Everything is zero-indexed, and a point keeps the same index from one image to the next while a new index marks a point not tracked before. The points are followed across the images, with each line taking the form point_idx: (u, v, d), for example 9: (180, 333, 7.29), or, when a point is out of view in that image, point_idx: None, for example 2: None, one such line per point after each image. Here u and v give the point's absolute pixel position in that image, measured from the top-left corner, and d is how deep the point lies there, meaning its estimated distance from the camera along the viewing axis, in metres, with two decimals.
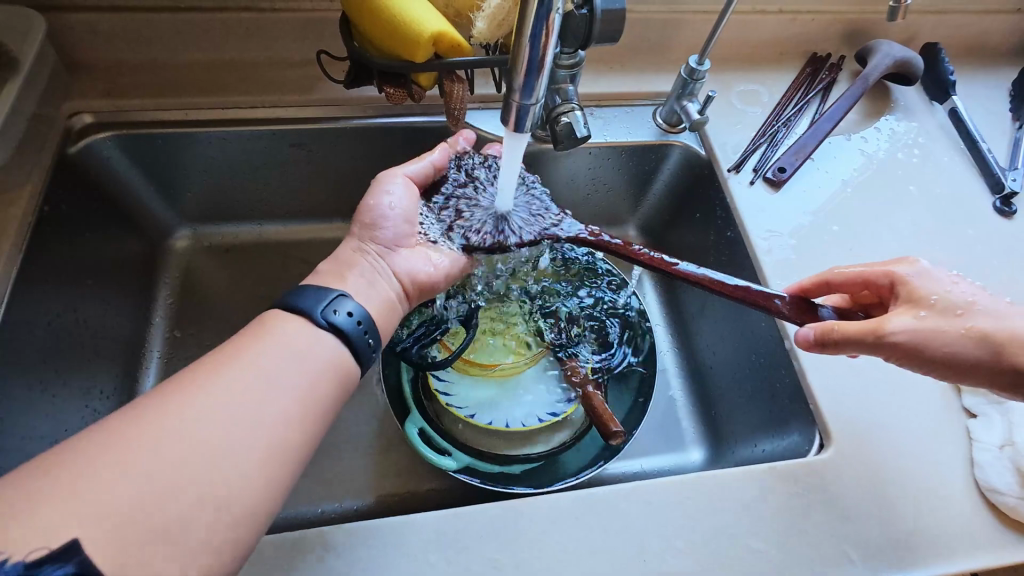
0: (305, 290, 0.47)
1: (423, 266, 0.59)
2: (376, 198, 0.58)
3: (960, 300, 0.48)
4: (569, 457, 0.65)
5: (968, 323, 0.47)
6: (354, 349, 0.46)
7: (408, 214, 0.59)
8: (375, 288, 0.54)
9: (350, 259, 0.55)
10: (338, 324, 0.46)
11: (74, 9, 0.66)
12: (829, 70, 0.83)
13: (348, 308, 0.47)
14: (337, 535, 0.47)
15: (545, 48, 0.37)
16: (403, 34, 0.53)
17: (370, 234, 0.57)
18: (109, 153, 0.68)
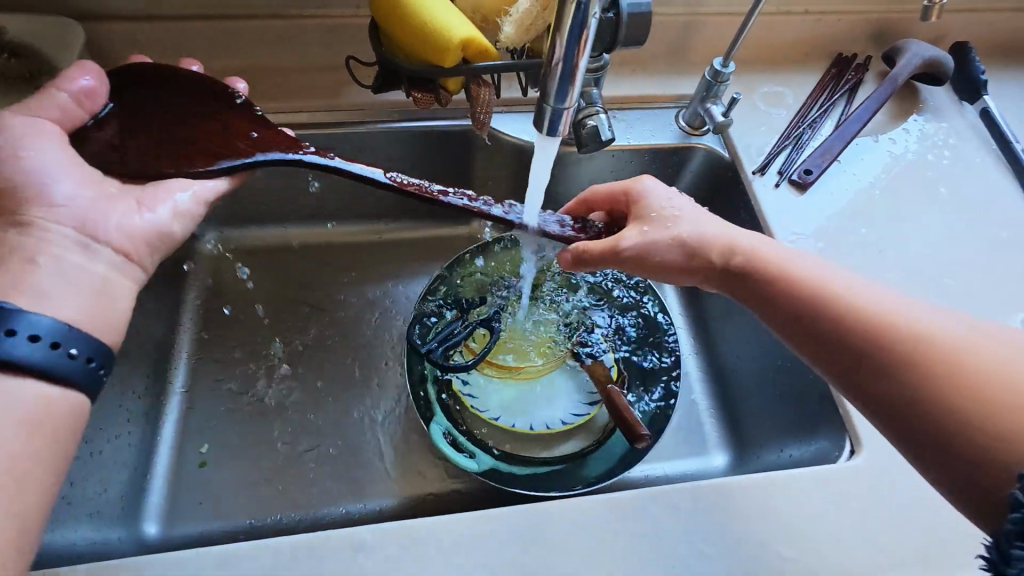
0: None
1: (142, 219, 0.52)
2: (27, 161, 0.49)
3: (669, 214, 0.55)
4: (591, 461, 0.63)
5: (679, 230, 0.54)
6: (51, 372, 0.43)
7: (68, 166, 0.50)
8: (58, 265, 0.47)
9: (16, 249, 0.47)
10: (8, 350, 0.41)
11: (114, 20, 0.68)
12: (855, 70, 0.82)
13: (7, 325, 0.42)
14: (366, 535, 0.48)
15: (577, 55, 0.37)
16: (432, 40, 0.53)
17: (27, 209, 0.48)
18: None
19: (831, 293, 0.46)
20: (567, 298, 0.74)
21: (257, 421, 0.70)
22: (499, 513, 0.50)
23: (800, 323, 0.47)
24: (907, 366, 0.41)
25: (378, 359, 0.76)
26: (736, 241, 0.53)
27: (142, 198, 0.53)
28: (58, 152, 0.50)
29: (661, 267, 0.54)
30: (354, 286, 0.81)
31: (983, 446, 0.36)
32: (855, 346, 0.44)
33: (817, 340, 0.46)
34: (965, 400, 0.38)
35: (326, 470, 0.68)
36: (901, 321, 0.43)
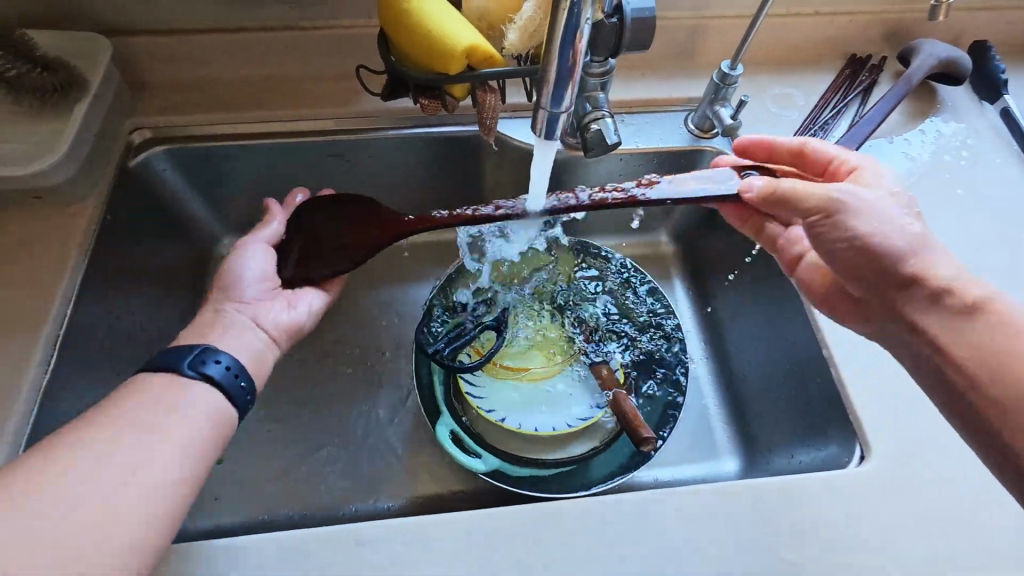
0: (166, 349, 0.50)
1: (289, 314, 0.59)
2: (236, 265, 0.58)
3: (904, 200, 0.51)
4: (597, 463, 0.63)
5: (892, 221, 0.48)
6: (227, 394, 0.48)
7: (265, 272, 0.59)
8: (241, 340, 0.54)
9: (212, 322, 0.55)
10: (207, 373, 0.48)
11: (138, 34, 0.71)
12: (870, 71, 0.80)
13: (214, 356, 0.49)
14: (371, 531, 0.49)
15: (572, 61, 0.38)
16: (437, 48, 0.55)
17: (225, 297, 0.57)
18: (164, 166, 0.72)
19: (994, 333, 0.45)
20: (577, 302, 0.74)
21: (272, 420, 0.72)
22: (495, 517, 0.50)
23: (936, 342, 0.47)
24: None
25: (388, 360, 0.77)
26: (921, 253, 0.48)
27: (290, 298, 0.60)
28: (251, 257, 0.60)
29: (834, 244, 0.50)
30: (366, 289, 0.82)
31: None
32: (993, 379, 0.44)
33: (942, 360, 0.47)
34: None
35: (338, 468, 0.69)
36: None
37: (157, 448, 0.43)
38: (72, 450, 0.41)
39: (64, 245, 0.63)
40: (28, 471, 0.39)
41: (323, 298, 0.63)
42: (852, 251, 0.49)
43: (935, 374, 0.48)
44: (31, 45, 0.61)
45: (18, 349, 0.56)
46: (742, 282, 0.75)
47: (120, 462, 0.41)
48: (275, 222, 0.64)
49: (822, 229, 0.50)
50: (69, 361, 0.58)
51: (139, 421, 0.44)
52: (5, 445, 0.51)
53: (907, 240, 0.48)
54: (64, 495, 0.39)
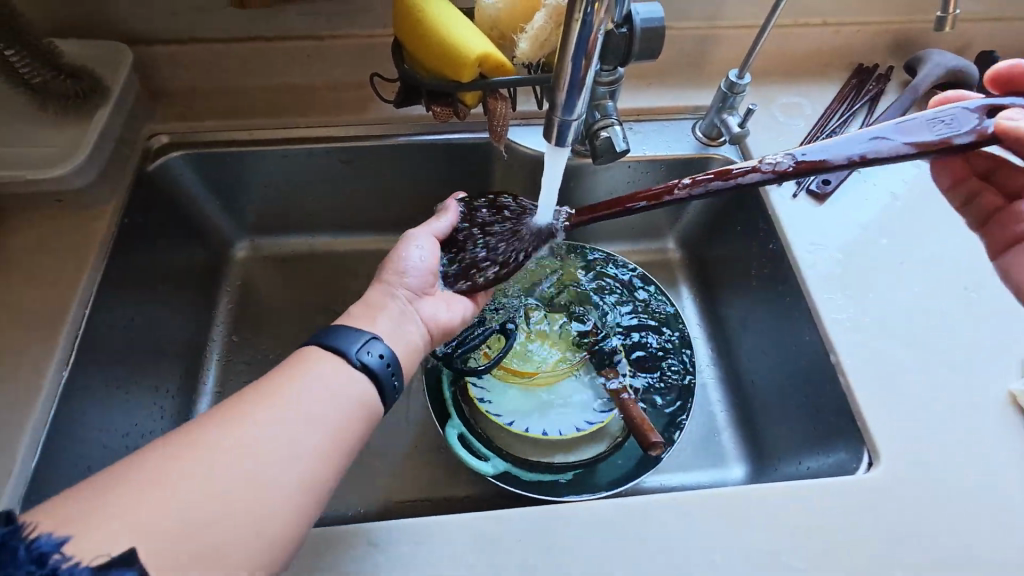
0: (333, 328, 0.50)
1: (446, 315, 0.60)
2: (407, 250, 0.60)
3: None
4: (604, 468, 0.64)
5: None
6: (382, 390, 0.48)
7: (433, 267, 0.61)
8: (403, 330, 0.55)
9: (380, 305, 0.56)
10: (370, 365, 0.48)
11: (157, 43, 0.73)
12: (877, 80, 0.81)
13: (379, 350, 0.49)
14: (380, 531, 0.49)
15: (585, 72, 0.39)
16: (450, 57, 0.56)
17: (394, 282, 0.58)
18: (180, 170, 0.74)
19: None
20: (586, 307, 0.75)
21: None
22: (502, 519, 0.50)
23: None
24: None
25: None
26: None
27: (447, 298, 0.61)
28: (420, 252, 0.61)
29: None
30: None
31: None
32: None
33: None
34: None
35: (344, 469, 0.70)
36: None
37: (313, 433, 0.42)
38: (244, 425, 0.40)
39: (85, 247, 0.64)
40: (195, 445, 0.39)
41: (471, 308, 0.64)
42: None
43: None
44: (55, 52, 0.62)
45: (39, 348, 0.58)
46: (751, 290, 0.76)
47: (283, 445, 0.41)
48: (446, 221, 0.65)
49: None
50: (87, 361, 0.60)
51: (307, 401, 0.43)
52: (25, 441, 0.53)
53: None
54: (233, 471, 0.38)
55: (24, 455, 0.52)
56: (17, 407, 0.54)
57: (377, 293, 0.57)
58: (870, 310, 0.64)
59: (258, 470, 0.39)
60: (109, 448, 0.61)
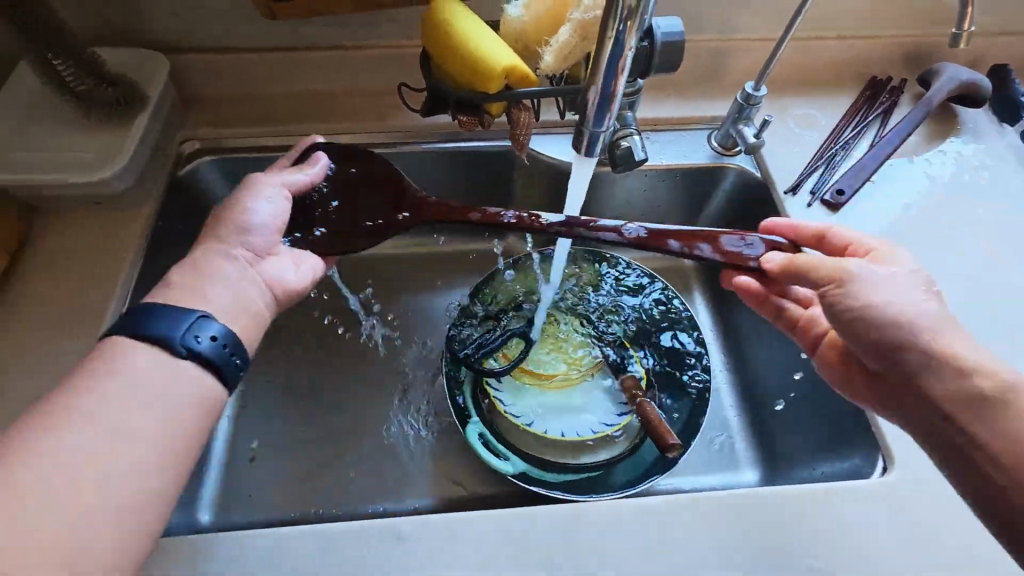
0: (154, 312, 0.45)
1: (295, 277, 0.56)
2: (244, 204, 0.55)
3: (933, 310, 0.45)
4: (620, 469, 0.65)
5: (918, 298, 0.45)
6: (218, 371, 0.45)
7: (280, 224, 0.57)
8: (240, 292, 0.51)
9: (208, 268, 0.51)
10: (192, 347, 0.44)
11: (191, 52, 0.76)
12: (890, 93, 0.82)
13: (209, 332, 0.46)
14: (408, 526, 0.51)
15: (613, 85, 0.41)
16: (477, 68, 0.58)
17: (228, 241, 0.53)
18: (211, 175, 0.76)
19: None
20: (602, 312, 0.76)
21: (302, 420, 0.75)
22: (522, 517, 0.52)
23: (976, 443, 0.42)
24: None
25: (414, 364, 0.80)
26: (939, 333, 0.43)
27: (297, 258, 0.57)
28: (265, 206, 0.56)
29: (845, 322, 0.46)
30: (395, 296, 0.86)
31: None
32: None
33: (1002, 485, 0.41)
34: None
35: (363, 468, 0.72)
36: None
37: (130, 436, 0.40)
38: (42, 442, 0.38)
39: (121, 250, 0.66)
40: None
41: (322, 266, 0.60)
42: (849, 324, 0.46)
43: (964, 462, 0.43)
44: (96, 60, 0.64)
45: (79, 346, 0.60)
46: None
47: (92, 455, 0.38)
48: (304, 175, 0.60)
49: (833, 298, 0.47)
50: None
51: (115, 408, 0.40)
52: None
53: (927, 317, 0.44)
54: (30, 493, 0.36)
55: None
56: None
57: (214, 248, 0.53)
58: None
59: (67, 489, 0.36)
60: None
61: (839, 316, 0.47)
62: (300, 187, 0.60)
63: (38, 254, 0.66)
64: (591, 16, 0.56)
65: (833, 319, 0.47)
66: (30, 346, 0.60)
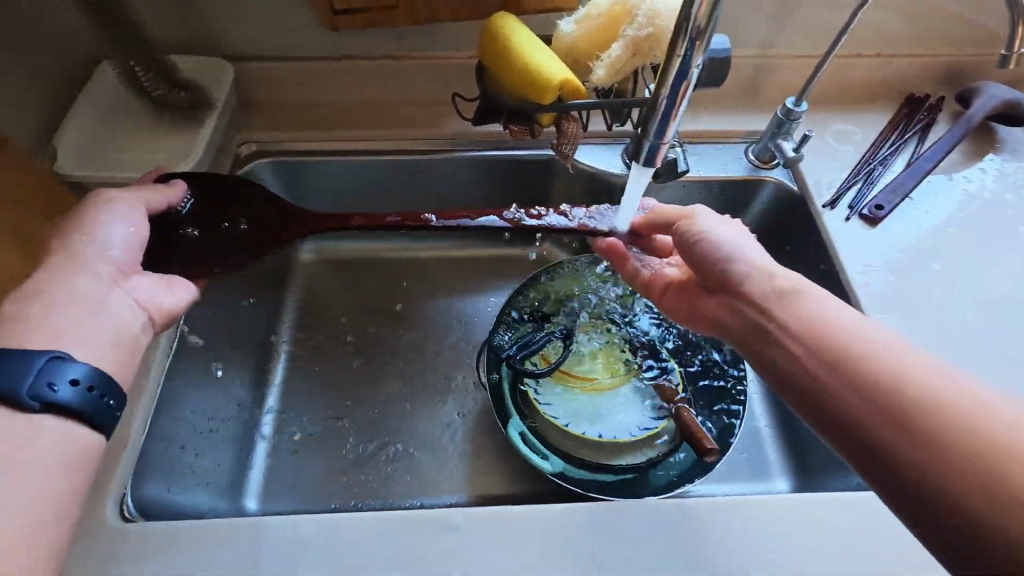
0: (2, 360, 0.44)
1: (167, 300, 0.55)
2: (91, 228, 0.53)
3: (755, 244, 0.54)
4: (657, 472, 0.66)
5: (743, 234, 0.56)
6: (84, 414, 0.46)
7: (135, 246, 0.55)
8: (104, 322, 0.50)
9: (55, 300, 0.49)
10: (52, 396, 0.44)
11: (253, 60, 0.80)
12: (928, 110, 0.84)
13: (69, 376, 0.45)
14: (455, 517, 0.53)
15: (678, 92, 0.45)
16: (532, 80, 0.60)
17: (74, 271, 0.51)
18: (267, 177, 0.80)
19: (856, 342, 0.42)
20: (638, 319, 0.78)
21: (341, 414, 0.78)
22: (560, 513, 0.54)
23: (787, 333, 0.46)
24: (923, 415, 0.37)
25: (451, 364, 0.82)
26: (758, 252, 0.53)
27: (168, 279, 0.57)
28: (122, 229, 0.54)
29: (697, 241, 0.55)
30: (433, 297, 0.88)
31: (924, 438, 0.37)
32: (852, 391, 0.41)
33: (811, 370, 0.43)
34: (902, 402, 0.38)
35: (400, 463, 0.74)
36: (924, 377, 0.39)
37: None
38: None
39: None
40: None
41: (197, 289, 0.59)
42: (700, 248, 0.55)
43: (812, 387, 0.43)
44: (172, 67, 0.69)
45: None
46: None
47: None
48: (165, 195, 0.60)
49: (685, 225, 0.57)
50: None
51: None
52: None
53: (750, 246, 0.54)
54: None
55: None
56: None
57: (63, 269, 0.51)
58: (921, 330, 0.66)
59: None
60: (195, 428, 0.69)
61: (683, 237, 0.57)
62: (159, 208, 0.59)
63: None
64: (644, 34, 0.58)
65: (679, 243, 0.57)
66: None
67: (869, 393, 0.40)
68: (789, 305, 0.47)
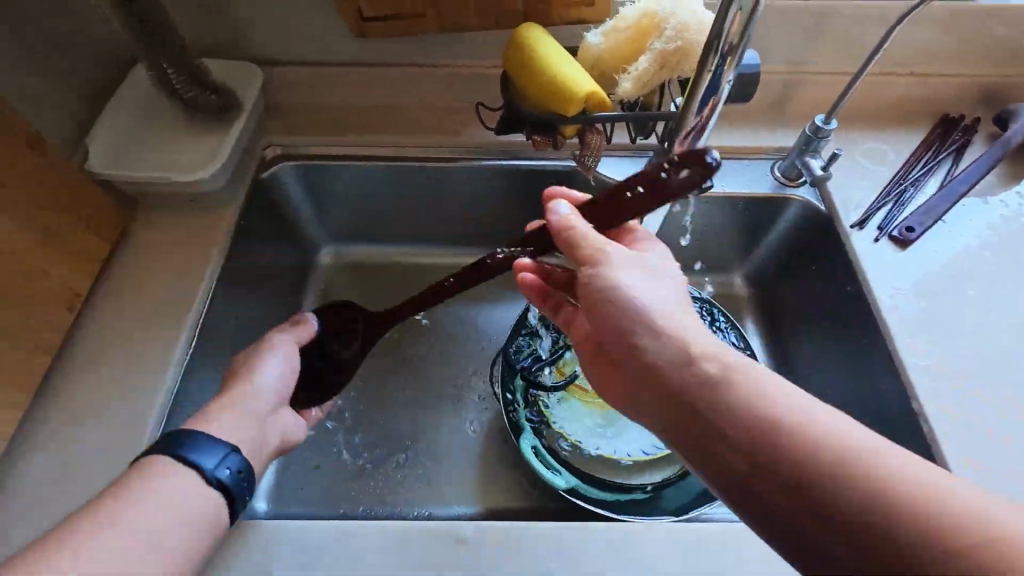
0: (191, 437, 0.48)
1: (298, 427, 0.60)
2: (256, 363, 0.59)
3: (671, 292, 0.46)
4: (671, 493, 0.64)
5: (651, 280, 0.46)
6: (234, 496, 0.48)
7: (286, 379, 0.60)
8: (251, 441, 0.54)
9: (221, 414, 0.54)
10: (219, 477, 0.48)
11: (281, 65, 0.81)
12: (963, 131, 0.81)
13: (235, 464, 0.49)
14: (468, 530, 0.52)
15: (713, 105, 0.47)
16: (557, 91, 0.60)
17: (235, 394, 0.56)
18: (289, 181, 0.81)
19: (793, 445, 0.36)
20: None
21: (353, 419, 0.77)
22: (576, 533, 0.52)
23: (719, 433, 0.39)
24: (911, 551, 0.32)
25: (464, 373, 0.81)
26: (673, 312, 0.44)
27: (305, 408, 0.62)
28: (277, 366, 0.60)
29: (603, 304, 0.45)
30: (448, 305, 0.88)
31: (882, 559, 0.32)
32: (795, 505, 0.35)
33: (745, 478, 0.37)
34: (856, 516, 0.33)
35: (410, 471, 0.73)
36: (875, 483, 0.34)
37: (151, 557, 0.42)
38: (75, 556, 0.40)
39: (207, 247, 0.71)
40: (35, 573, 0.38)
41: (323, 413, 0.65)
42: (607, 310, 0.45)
43: (749, 499, 0.37)
44: (204, 71, 0.70)
45: (167, 331, 0.65)
46: (826, 335, 0.76)
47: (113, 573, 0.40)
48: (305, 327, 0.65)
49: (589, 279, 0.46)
50: (203, 346, 0.66)
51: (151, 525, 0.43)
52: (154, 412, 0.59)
53: (662, 301, 0.45)
54: None
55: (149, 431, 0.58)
56: (149, 381, 0.61)
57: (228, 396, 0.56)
58: (954, 359, 0.63)
59: None
60: None
61: (589, 297, 0.46)
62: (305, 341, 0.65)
63: (134, 245, 0.71)
64: (672, 48, 0.58)
65: (586, 303, 0.47)
66: (123, 331, 0.64)
67: (848, 533, 0.33)
68: (717, 399, 0.40)
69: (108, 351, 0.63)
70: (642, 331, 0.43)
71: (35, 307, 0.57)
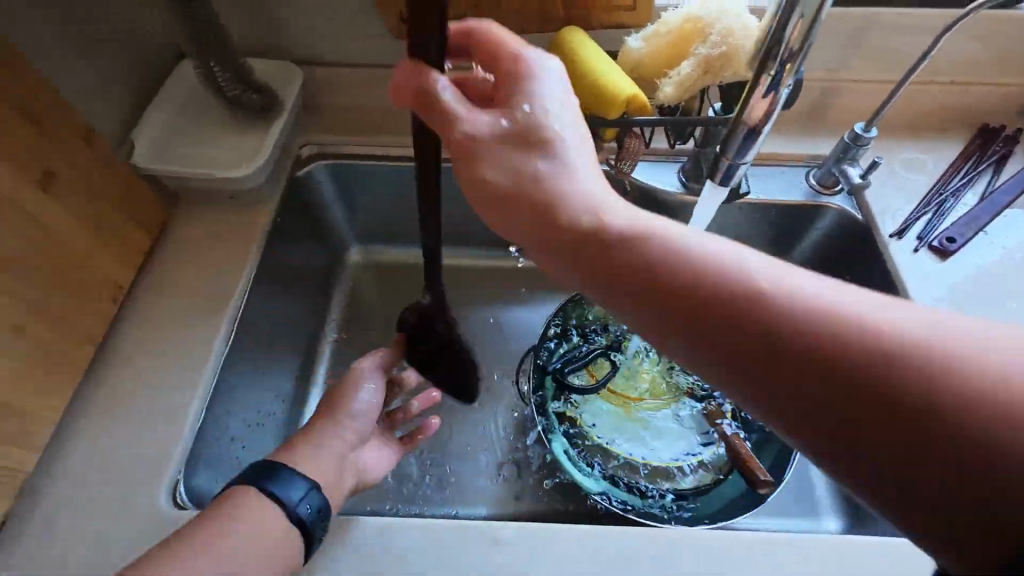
0: (278, 471, 0.51)
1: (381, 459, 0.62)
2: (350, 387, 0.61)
3: (580, 163, 0.42)
4: (704, 501, 0.63)
5: (549, 151, 0.42)
6: (313, 535, 0.50)
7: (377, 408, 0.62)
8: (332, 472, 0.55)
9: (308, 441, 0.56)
10: (303, 515, 0.49)
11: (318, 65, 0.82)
12: (1003, 142, 0.80)
13: (318, 502, 0.50)
14: (503, 531, 0.52)
15: (769, 110, 0.48)
16: (598, 94, 0.60)
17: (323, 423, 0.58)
18: (323, 180, 0.82)
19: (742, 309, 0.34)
20: None
21: None
22: (609, 538, 0.52)
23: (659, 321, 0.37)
24: (916, 384, 0.30)
25: (491, 374, 0.81)
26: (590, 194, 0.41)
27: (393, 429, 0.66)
28: (370, 393, 0.61)
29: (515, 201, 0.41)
30: (475, 306, 0.88)
31: (885, 399, 0.30)
32: (785, 371, 0.33)
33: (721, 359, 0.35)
34: (851, 367, 0.31)
35: (436, 470, 0.74)
36: (852, 323, 0.32)
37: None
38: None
39: (244, 242, 0.72)
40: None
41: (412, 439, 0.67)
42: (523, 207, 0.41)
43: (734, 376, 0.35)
44: (247, 70, 0.71)
45: (206, 324, 0.66)
46: None
47: None
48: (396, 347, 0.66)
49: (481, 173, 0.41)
50: (240, 340, 0.67)
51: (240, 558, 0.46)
52: (193, 405, 0.60)
53: (574, 181, 0.41)
54: None
55: (189, 423, 0.59)
56: (188, 373, 0.62)
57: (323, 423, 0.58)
58: None
59: None
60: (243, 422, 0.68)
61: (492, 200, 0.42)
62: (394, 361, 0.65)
63: (172, 239, 0.72)
64: (717, 53, 0.57)
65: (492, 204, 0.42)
66: (163, 323, 0.66)
67: (849, 393, 0.31)
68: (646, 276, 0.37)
69: (148, 341, 0.64)
70: (579, 242, 0.39)
71: (83, 296, 0.59)
